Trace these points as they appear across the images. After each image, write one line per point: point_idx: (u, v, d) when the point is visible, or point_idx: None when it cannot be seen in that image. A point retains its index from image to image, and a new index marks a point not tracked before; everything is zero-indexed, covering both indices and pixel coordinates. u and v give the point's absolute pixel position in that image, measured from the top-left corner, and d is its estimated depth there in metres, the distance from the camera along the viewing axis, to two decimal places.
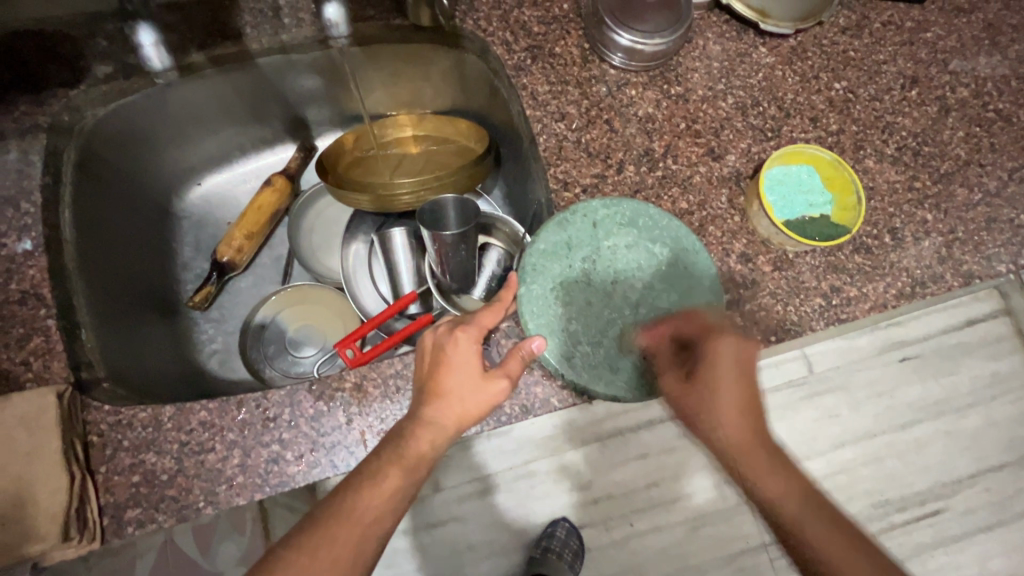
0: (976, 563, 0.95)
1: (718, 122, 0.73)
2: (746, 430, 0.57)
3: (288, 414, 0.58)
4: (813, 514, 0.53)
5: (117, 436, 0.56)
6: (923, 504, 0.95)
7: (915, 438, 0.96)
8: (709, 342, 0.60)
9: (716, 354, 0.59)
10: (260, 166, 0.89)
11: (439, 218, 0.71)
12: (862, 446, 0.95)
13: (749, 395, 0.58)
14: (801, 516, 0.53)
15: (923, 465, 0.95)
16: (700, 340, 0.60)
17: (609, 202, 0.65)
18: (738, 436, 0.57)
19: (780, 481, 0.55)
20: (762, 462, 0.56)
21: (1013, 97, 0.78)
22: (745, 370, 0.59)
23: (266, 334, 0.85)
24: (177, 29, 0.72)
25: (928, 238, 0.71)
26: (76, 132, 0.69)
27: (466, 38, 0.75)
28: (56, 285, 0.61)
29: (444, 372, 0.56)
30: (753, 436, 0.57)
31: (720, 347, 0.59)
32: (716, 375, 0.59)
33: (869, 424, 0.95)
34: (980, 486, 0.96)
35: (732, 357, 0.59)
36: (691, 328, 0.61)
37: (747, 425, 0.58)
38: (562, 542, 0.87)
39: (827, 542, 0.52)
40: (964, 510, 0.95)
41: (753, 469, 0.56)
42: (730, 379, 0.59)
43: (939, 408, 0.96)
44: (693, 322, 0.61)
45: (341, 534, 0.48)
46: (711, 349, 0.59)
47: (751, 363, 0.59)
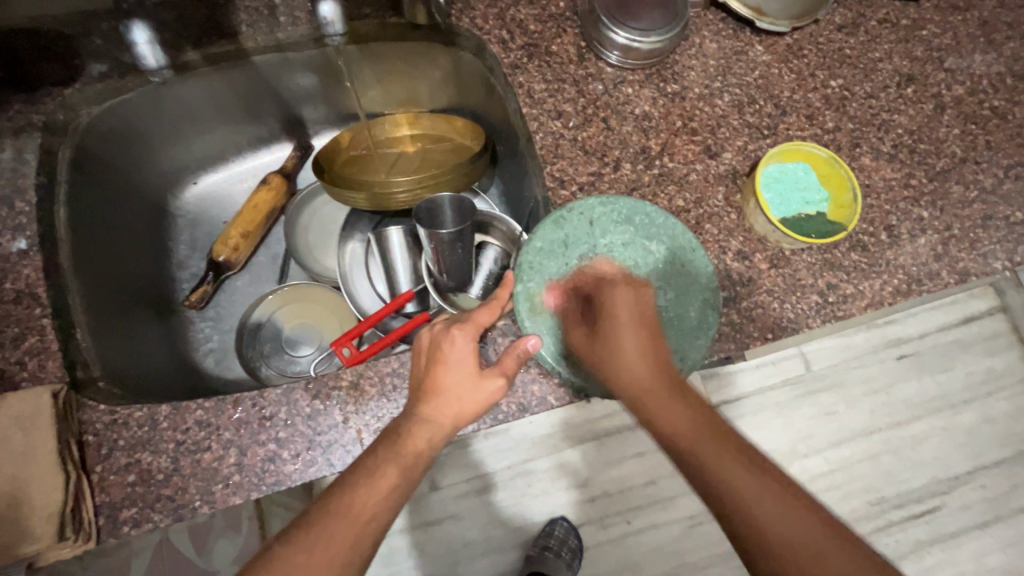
0: (972, 558, 0.95)
1: (715, 119, 0.73)
2: (644, 370, 0.58)
3: (284, 413, 0.58)
4: (715, 444, 0.51)
5: (112, 436, 0.56)
6: (919, 501, 0.95)
7: (912, 435, 0.96)
8: (602, 289, 0.62)
9: (610, 303, 0.61)
10: (257, 165, 0.89)
11: (435, 216, 0.71)
12: (859, 443, 0.95)
13: (651, 341, 0.59)
14: (703, 447, 0.51)
15: (920, 462, 0.96)
16: (594, 290, 0.63)
17: (606, 200, 0.65)
18: (636, 374, 0.57)
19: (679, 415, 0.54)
20: (661, 400, 0.55)
21: (1008, 94, 0.78)
22: (641, 317, 0.61)
23: (262, 333, 0.85)
24: (172, 27, 0.71)
25: (923, 235, 0.72)
26: (70, 130, 0.68)
27: (462, 36, 0.75)
28: (50, 284, 0.61)
29: (439, 370, 0.56)
30: (651, 373, 0.57)
31: (612, 293, 0.62)
32: (609, 321, 0.60)
33: (866, 421, 0.95)
34: (976, 482, 0.96)
35: (626, 304, 0.61)
36: (589, 281, 0.63)
37: (643, 367, 0.58)
38: (560, 540, 0.88)
39: (731, 468, 0.49)
40: (960, 506, 0.96)
41: (651, 406, 0.55)
42: (627, 323, 0.60)
43: (936, 405, 0.97)
44: (590, 274, 0.64)
45: (339, 530, 0.47)
46: (605, 297, 0.61)
47: (644, 307, 0.61)
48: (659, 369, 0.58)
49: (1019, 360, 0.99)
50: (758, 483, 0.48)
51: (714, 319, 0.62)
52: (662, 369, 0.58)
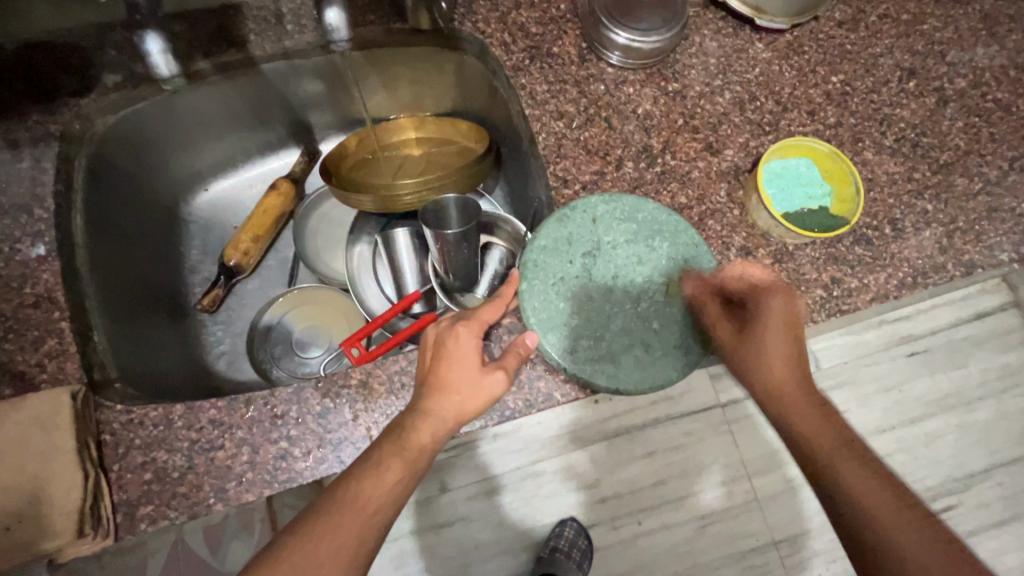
0: (989, 558, 0.94)
1: (716, 117, 0.74)
2: (791, 374, 0.59)
3: (296, 411, 0.60)
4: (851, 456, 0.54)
5: (129, 435, 0.58)
6: (935, 499, 0.94)
7: (924, 432, 0.95)
8: (758, 298, 0.61)
9: (765, 308, 0.61)
10: (266, 171, 0.91)
11: (441, 217, 0.72)
12: (871, 442, 0.94)
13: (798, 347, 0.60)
14: (838, 456, 0.54)
15: (934, 459, 0.95)
16: (748, 297, 0.62)
17: (608, 198, 0.66)
18: (777, 378, 0.59)
19: (814, 420, 0.57)
20: (799, 400, 0.58)
21: (1012, 86, 0.78)
22: (793, 324, 0.61)
23: (273, 335, 0.86)
24: (184, 38, 0.73)
25: (928, 228, 0.72)
26: (87, 139, 0.70)
27: (465, 40, 0.77)
28: (68, 288, 0.63)
29: (443, 365, 0.57)
30: (794, 378, 0.59)
31: (766, 301, 0.61)
32: (763, 325, 0.61)
33: (878, 419, 0.95)
34: (992, 480, 0.95)
35: (779, 312, 0.61)
36: (743, 286, 0.63)
37: (789, 369, 0.59)
38: (570, 541, 0.88)
39: (866, 483, 0.52)
40: (976, 504, 0.95)
41: (793, 410, 0.58)
42: (780, 331, 0.60)
43: (949, 401, 0.96)
44: (739, 278, 0.63)
45: (344, 522, 0.49)
46: (761, 304, 0.61)
47: (798, 317, 0.60)
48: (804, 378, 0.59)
49: None
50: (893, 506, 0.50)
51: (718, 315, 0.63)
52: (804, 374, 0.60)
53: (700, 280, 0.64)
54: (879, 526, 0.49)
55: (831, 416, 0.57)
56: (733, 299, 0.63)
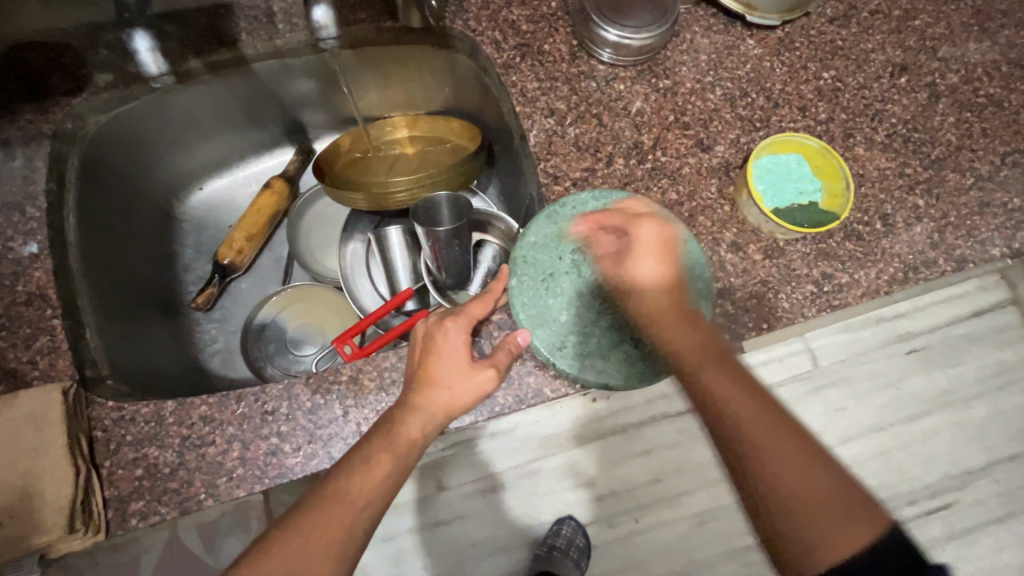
0: (986, 554, 0.94)
1: (707, 113, 0.74)
2: (665, 298, 0.61)
3: (286, 407, 0.60)
4: (716, 367, 0.54)
5: (121, 431, 0.58)
6: (932, 496, 0.94)
7: (921, 429, 0.95)
8: (632, 226, 0.64)
9: (638, 235, 0.63)
10: (260, 170, 0.92)
11: (432, 214, 0.72)
12: (868, 439, 0.94)
13: (676, 269, 0.63)
14: (705, 367, 0.54)
15: (930, 456, 0.95)
16: (625, 226, 0.64)
17: (598, 194, 0.66)
18: (655, 302, 0.61)
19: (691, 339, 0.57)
20: (673, 323, 0.59)
21: (1004, 81, 0.78)
22: (665, 247, 0.64)
23: (267, 333, 0.86)
24: (175, 37, 0.73)
25: (920, 224, 0.72)
26: (79, 139, 0.71)
27: (456, 38, 0.77)
28: (61, 286, 0.63)
29: (432, 361, 0.57)
30: (665, 298, 0.61)
31: (639, 230, 0.63)
32: (636, 252, 0.63)
33: (875, 416, 0.94)
34: (989, 477, 0.95)
35: (653, 238, 0.63)
36: (619, 217, 0.64)
37: (662, 290, 0.62)
38: (568, 539, 0.89)
39: (733, 390, 0.52)
40: (973, 501, 0.94)
41: (663, 327, 0.59)
42: (655, 258, 0.63)
43: (946, 398, 0.96)
44: (622, 212, 0.64)
45: (333, 517, 0.49)
46: (632, 233, 0.63)
47: (672, 244, 0.63)
48: (675, 300, 0.61)
49: None
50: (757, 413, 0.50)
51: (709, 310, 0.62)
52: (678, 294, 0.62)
53: (593, 217, 0.65)
54: (750, 433, 0.49)
55: (702, 330, 0.58)
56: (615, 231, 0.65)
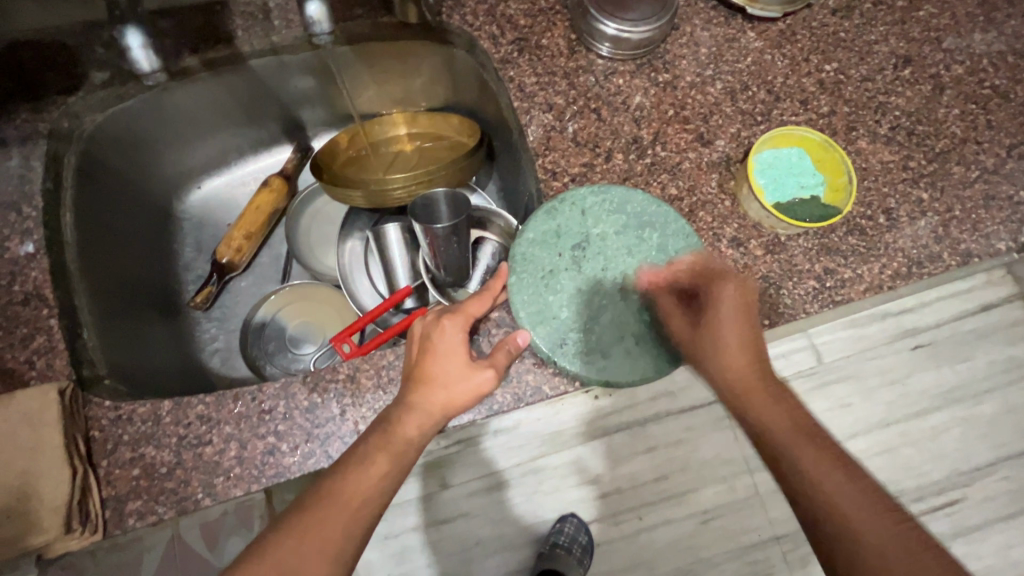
0: (996, 551, 0.93)
1: (707, 107, 0.73)
2: (747, 363, 0.57)
3: (283, 406, 0.59)
4: (810, 443, 0.52)
5: (118, 431, 0.58)
6: (940, 493, 0.93)
7: (929, 426, 0.94)
8: (710, 287, 0.60)
9: (717, 296, 0.59)
10: (259, 168, 0.91)
11: (431, 211, 0.72)
12: (874, 435, 0.93)
13: (756, 334, 0.58)
14: (799, 449, 0.51)
15: (938, 453, 0.93)
16: (700, 285, 0.61)
17: (597, 190, 0.66)
18: (737, 369, 0.56)
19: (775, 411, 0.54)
20: (758, 394, 0.55)
21: (1010, 72, 0.77)
22: (748, 307, 0.59)
23: (266, 331, 0.86)
24: (170, 34, 0.73)
25: (924, 218, 0.71)
26: (75, 138, 0.71)
27: (453, 33, 0.76)
28: (58, 285, 0.63)
29: (429, 359, 0.57)
30: (754, 370, 0.57)
31: (719, 290, 0.59)
32: (717, 312, 0.58)
33: (882, 413, 0.93)
34: (998, 474, 0.94)
35: (733, 299, 0.59)
36: (690, 277, 0.62)
37: (744, 356, 0.57)
38: (571, 536, 0.88)
39: (827, 472, 0.50)
40: (982, 498, 0.93)
41: (754, 400, 0.55)
42: (736, 322, 0.58)
43: (954, 394, 0.94)
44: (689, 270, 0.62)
45: (329, 517, 0.49)
46: (715, 292, 0.59)
47: (754, 303, 0.59)
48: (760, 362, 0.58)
49: None
50: (854, 493, 0.48)
51: None
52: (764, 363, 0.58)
53: (654, 270, 0.63)
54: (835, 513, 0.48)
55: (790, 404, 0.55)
56: (687, 288, 0.62)
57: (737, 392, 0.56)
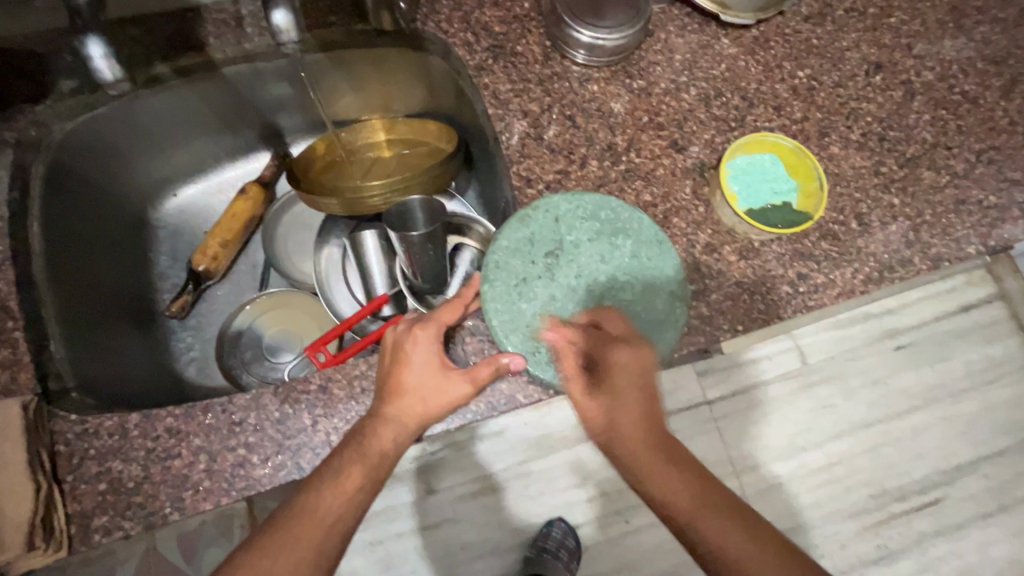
0: (976, 549, 0.90)
1: (681, 114, 0.74)
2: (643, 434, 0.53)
3: (254, 418, 0.59)
4: (715, 511, 0.50)
5: (84, 445, 0.57)
6: (921, 492, 0.90)
7: (911, 425, 0.91)
8: (599, 349, 0.56)
9: (612, 364, 0.55)
10: (236, 176, 0.91)
11: (406, 218, 0.72)
12: (858, 435, 0.90)
13: (649, 401, 0.54)
14: (707, 522, 0.49)
15: (920, 452, 0.91)
16: (591, 347, 0.56)
17: (571, 197, 0.66)
18: (631, 443, 0.53)
19: (680, 486, 0.51)
20: (656, 461, 0.52)
21: (979, 78, 0.78)
22: (642, 379, 0.55)
23: (243, 340, 0.85)
24: (142, 42, 0.73)
25: (896, 222, 0.71)
26: (43, 146, 0.69)
27: (428, 40, 0.76)
28: (24, 297, 0.62)
29: (403, 370, 0.57)
30: (650, 435, 0.53)
31: (614, 351, 0.55)
32: (613, 374, 0.54)
33: (865, 413, 0.90)
34: (979, 472, 0.92)
35: (628, 368, 0.55)
36: (585, 339, 0.57)
37: (641, 434, 0.53)
38: (558, 540, 0.85)
39: (734, 540, 0.48)
40: (963, 498, 0.91)
41: (649, 475, 0.52)
42: (631, 389, 0.54)
43: (935, 394, 0.92)
44: (585, 329, 0.58)
45: (304, 532, 0.48)
46: (606, 358, 0.55)
47: (649, 364, 0.55)
48: (657, 433, 0.54)
49: (1018, 347, 0.95)
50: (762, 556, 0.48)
51: (683, 311, 0.63)
52: (657, 425, 0.54)
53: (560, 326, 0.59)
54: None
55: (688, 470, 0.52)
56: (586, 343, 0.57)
57: (633, 465, 0.52)
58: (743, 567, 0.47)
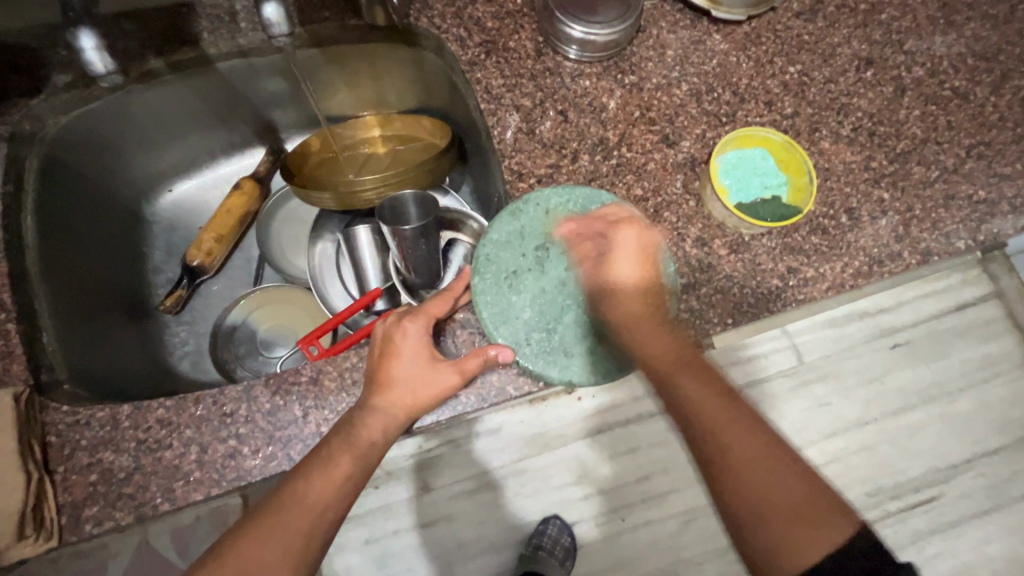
0: (972, 547, 0.88)
1: (673, 109, 0.74)
2: (639, 304, 0.62)
3: (245, 409, 0.59)
4: (691, 371, 0.58)
5: (75, 436, 0.57)
6: (916, 491, 0.88)
7: (907, 424, 0.89)
8: (611, 232, 0.63)
9: (616, 244, 0.63)
10: (231, 171, 0.91)
11: (399, 213, 0.72)
12: (854, 434, 0.88)
13: (648, 280, 0.63)
14: (679, 372, 0.57)
15: (917, 450, 0.89)
16: (602, 231, 0.64)
17: (561, 190, 0.66)
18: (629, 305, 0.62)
19: (664, 343, 0.60)
20: (647, 326, 0.61)
21: (969, 74, 0.79)
22: (646, 256, 0.63)
23: (237, 335, 0.85)
24: (136, 37, 0.72)
25: (885, 217, 0.72)
26: (38, 140, 0.70)
27: (421, 35, 0.76)
28: (18, 289, 0.63)
29: (392, 361, 0.57)
30: (643, 306, 0.62)
31: (621, 235, 0.63)
32: (617, 255, 0.63)
33: (861, 412, 0.89)
34: (974, 470, 0.89)
35: (634, 245, 0.63)
36: (599, 224, 0.64)
37: (633, 300, 0.62)
38: (553, 539, 0.82)
39: (700, 395, 0.55)
40: (959, 495, 0.88)
41: (637, 333, 0.60)
42: (632, 266, 0.63)
43: (930, 393, 0.90)
44: (599, 219, 0.64)
45: (292, 520, 0.49)
46: (615, 233, 0.63)
47: (650, 247, 0.63)
48: (653, 307, 0.62)
49: (1014, 345, 0.92)
50: (722, 411, 0.54)
51: (672, 304, 0.63)
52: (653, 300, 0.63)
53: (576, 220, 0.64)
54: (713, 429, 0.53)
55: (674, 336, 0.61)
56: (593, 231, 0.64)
57: (622, 327, 0.61)
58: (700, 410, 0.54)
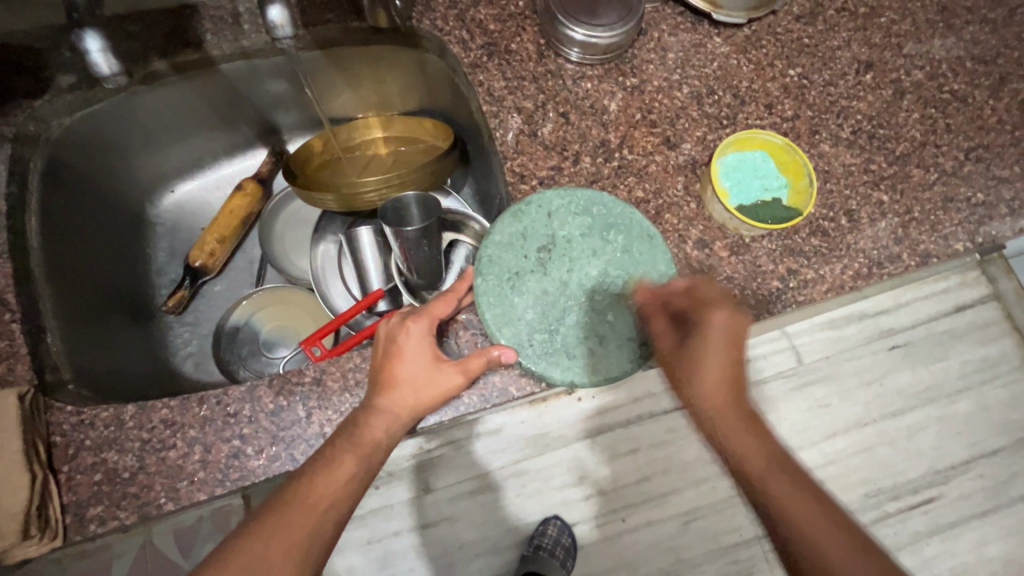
0: (971, 548, 0.88)
1: (673, 111, 0.74)
2: (726, 396, 0.55)
3: (248, 409, 0.59)
4: (778, 468, 0.53)
5: (79, 436, 0.57)
6: (915, 492, 0.88)
7: (907, 425, 0.89)
8: (701, 312, 0.57)
9: (707, 327, 0.56)
10: (233, 172, 0.92)
11: (402, 214, 0.72)
12: (854, 435, 0.89)
13: (738, 370, 0.56)
14: (766, 472, 0.52)
15: (916, 452, 0.89)
16: (690, 310, 0.58)
17: (563, 192, 0.67)
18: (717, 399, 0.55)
19: (751, 444, 0.54)
20: (733, 422, 0.55)
21: (968, 77, 0.79)
22: (736, 345, 0.56)
23: (239, 335, 0.86)
24: (140, 38, 0.73)
25: (884, 219, 0.72)
26: (42, 141, 0.70)
27: (424, 38, 0.77)
28: (21, 290, 0.63)
29: (396, 362, 0.58)
30: (734, 399, 0.55)
31: (710, 316, 0.56)
32: (705, 340, 0.56)
33: (860, 413, 0.89)
34: (974, 471, 0.89)
35: (722, 332, 0.56)
36: (684, 300, 0.59)
37: (720, 391, 0.56)
38: (554, 539, 0.81)
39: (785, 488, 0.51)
40: (958, 496, 0.89)
41: (725, 431, 0.55)
42: (722, 351, 0.56)
43: (930, 394, 0.90)
44: (685, 294, 0.59)
45: (296, 520, 0.49)
46: (708, 321, 0.56)
47: (745, 332, 0.55)
48: (740, 396, 0.56)
49: (1013, 347, 0.92)
50: (804, 503, 0.51)
51: None
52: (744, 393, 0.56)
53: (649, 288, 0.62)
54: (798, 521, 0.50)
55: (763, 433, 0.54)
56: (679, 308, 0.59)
57: (712, 421, 0.56)
58: (786, 503, 0.50)
